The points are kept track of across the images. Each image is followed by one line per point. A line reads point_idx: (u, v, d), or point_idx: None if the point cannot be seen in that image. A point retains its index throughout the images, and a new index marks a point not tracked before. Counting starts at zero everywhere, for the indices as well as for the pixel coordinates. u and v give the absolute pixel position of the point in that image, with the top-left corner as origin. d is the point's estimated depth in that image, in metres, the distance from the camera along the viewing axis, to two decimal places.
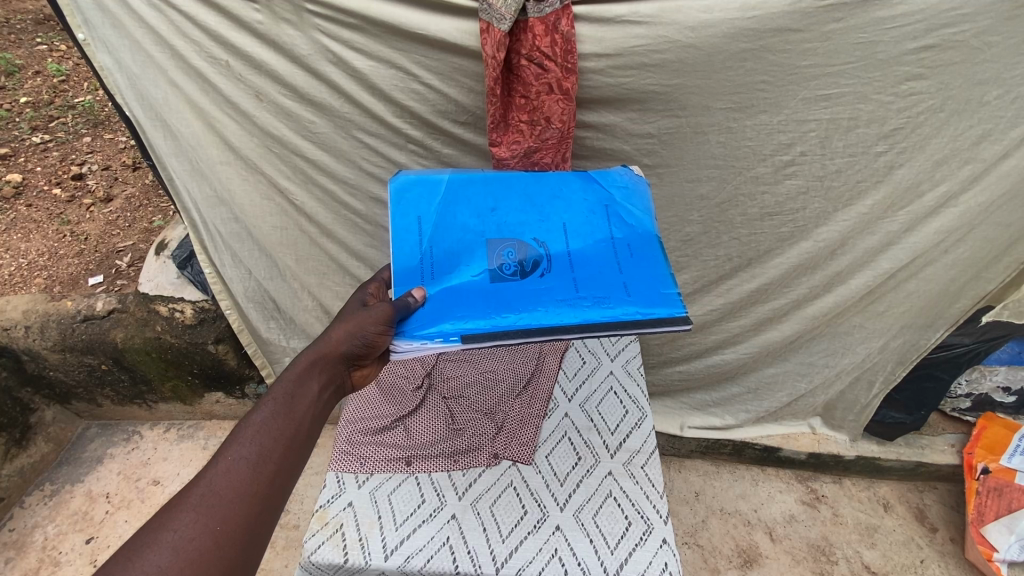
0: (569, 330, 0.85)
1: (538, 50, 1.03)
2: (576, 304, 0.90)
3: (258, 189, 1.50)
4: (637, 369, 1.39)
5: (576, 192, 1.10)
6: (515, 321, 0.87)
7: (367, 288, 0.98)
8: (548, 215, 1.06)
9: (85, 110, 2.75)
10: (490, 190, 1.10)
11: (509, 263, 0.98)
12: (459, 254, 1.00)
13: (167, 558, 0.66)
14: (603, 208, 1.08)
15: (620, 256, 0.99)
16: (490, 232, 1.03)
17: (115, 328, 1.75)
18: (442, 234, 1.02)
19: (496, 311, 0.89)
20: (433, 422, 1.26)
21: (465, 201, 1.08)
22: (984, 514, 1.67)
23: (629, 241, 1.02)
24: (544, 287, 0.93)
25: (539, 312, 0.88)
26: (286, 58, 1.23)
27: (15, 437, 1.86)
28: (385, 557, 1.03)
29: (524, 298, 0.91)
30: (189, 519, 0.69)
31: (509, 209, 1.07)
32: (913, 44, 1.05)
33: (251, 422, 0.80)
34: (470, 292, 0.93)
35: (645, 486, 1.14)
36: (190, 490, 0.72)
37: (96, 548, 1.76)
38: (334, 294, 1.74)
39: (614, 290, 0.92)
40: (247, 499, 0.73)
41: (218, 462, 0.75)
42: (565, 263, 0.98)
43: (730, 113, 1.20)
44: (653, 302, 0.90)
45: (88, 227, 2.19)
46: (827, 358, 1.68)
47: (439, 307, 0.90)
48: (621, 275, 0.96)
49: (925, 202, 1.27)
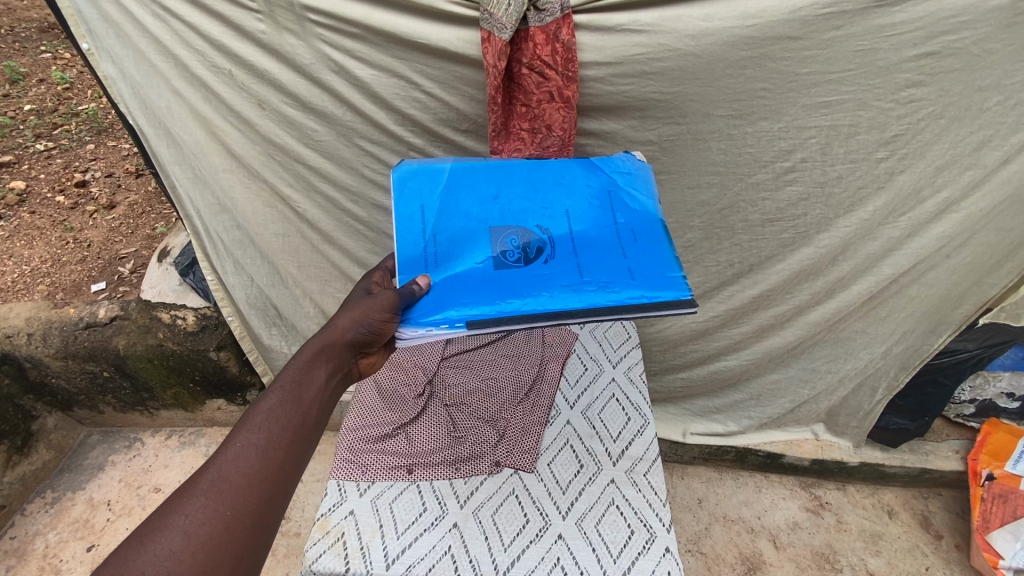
0: (573, 315, 0.86)
1: (538, 59, 1.03)
2: (580, 290, 0.90)
3: (259, 197, 1.51)
4: (638, 375, 1.39)
5: (579, 178, 1.10)
6: (519, 307, 0.87)
7: (371, 276, 0.98)
8: (551, 202, 1.06)
9: (89, 117, 2.77)
10: (493, 177, 1.10)
11: (512, 250, 0.98)
12: (463, 242, 0.99)
13: (179, 542, 0.66)
14: (606, 194, 1.08)
15: (624, 242, 0.99)
16: (494, 220, 1.03)
17: (117, 335, 1.74)
18: (445, 222, 1.02)
19: (501, 298, 0.89)
20: (434, 428, 1.25)
21: (468, 190, 1.08)
22: (988, 521, 1.66)
23: (632, 226, 1.03)
24: (548, 273, 0.93)
25: (543, 298, 0.89)
26: (289, 67, 1.24)
27: (16, 445, 1.86)
28: (387, 566, 1.02)
29: (528, 284, 0.91)
30: (201, 504, 0.69)
31: (512, 196, 1.07)
32: (913, 51, 1.05)
33: (258, 409, 0.79)
34: (473, 278, 0.93)
35: (647, 494, 1.13)
36: (199, 476, 0.72)
37: (97, 556, 1.75)
38: (335, 300, 1.75)
39: (619, 276, 0.92)
40: (255, 485, 0.73)
41: (226, 448, 0.75)
42: (568, 248, 0.98)
43: (730, 120, 1.20)
44: (657, 287, 0.90)
45: (91, 234, 2.20)
46: (829, 364, 1.68)
47: (442, 295, 0.90)
48: (625, 260, 0.96)
49: (926, 207, 1.27)
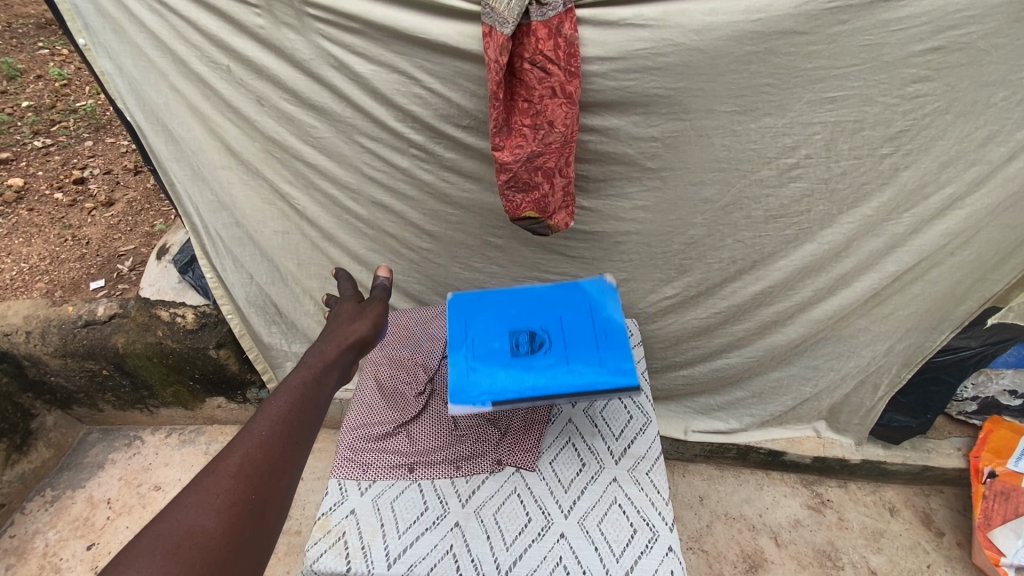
0: (563, 394, 1.07)
1: (541, 53, 1.01)
2: (570, 372, 1.11)
3: (258, 193, 1.50)
4: (641, 373, 1.39)
5: (576, 298, 1.28)
6: (528, 386, 1.09)
7: (373, 309, 0.99)
8: (557, 314, 1.25)
9: (87, 114, 2.76)
10: (511, 307, 1.28)
11: (524, 347, 1.17)
12: (488, 356, 1.16)
13: (209, 521, 0.59)
14: (591, 315, 1.24)
15: (601, 350, 1.15)
16: (514, 322, 1.24)
17: (116, 333, 1.73)
18: (473, 344, 1.20)
19: (515, 379, 1.11)
20: (435, 425, 1.24)
21: (492, 310, 1.27)
22: (990, 518, 1.65)
23: (609, 334, 1.19)
24: (548, 368, 1.12)
25: (544, 381, 1.09)
26: (287, 62, 1.24)
27: (15, 443, 1.85)
28: (388, 565, 1.02)
29: (534, 377, 1.10)
30: (230, 485, 0.62)
31: (529, 310, 1.27)
32: (920, 46, 1.05)
33: (276, 399, 0.73)
34: (496, 363, 1.15)
35: (650, 492, 1.13)
36: (222, 459, 0.65)
37: (96, 554, 1.73)
38: (335, 298, 1.74)
39: (596, 364, 1.13)
40: (283, 470, 0.66)
41: (251, 430, 0.68)
42: (564, 350, 1.16)
43: (733, 116, 1.19)
44: (621, 372, 1.10)
45: (89, 231, 2.19)
46: (831, 361, 1.67)
47: (473, 377, 1.13)
48: (600, 356, 1.14)
49: (931, 204, 1.26)
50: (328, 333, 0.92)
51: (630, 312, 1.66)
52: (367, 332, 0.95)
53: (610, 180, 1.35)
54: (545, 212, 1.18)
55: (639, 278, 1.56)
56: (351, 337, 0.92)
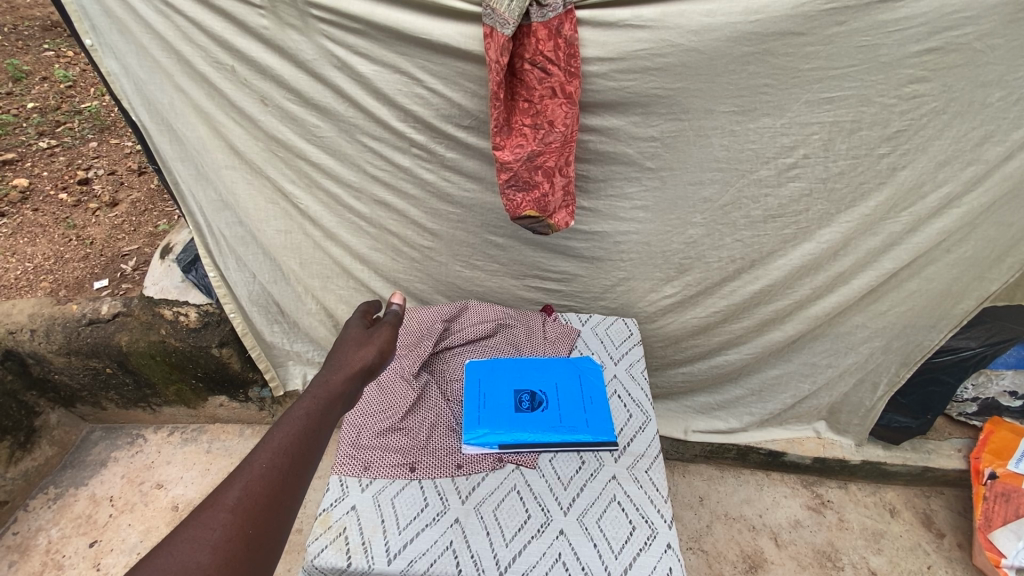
0: (555, 445, 1.20)
1: (541, 54, 1.01)
2: (560, 429, 1.22)
3: (262, 193, 1.52)
4: (639, 372, 1.43)
5: (566, 362, 1.40)
6: (526, 438, 1.21)
7: (381, 335, 1.01)
8: (547, 369, 1.37)
9: (92, 115, 2.79)
10: (509, 368, 1.36)
11: (523, 398, 1.28)
12: (492, 404, 1.26)
13: (206, 556, 0.58)
14: (578, 377, 1.35)
15: (586, 412, 1.26)
16: (512, 372, 1.35)
17: (120, 331, 1.74)
18: (479, 399, 1.27)
19: (518, 431, 1.22)
20: (437, 421, 1.25)
21: (493, 366, 1.37)
22: (991, 519, 1.64)
23: (592, 397, 1.30)
24: (546, 424, 1.24)
25: (541, 434, 1.21)
26: (291, 63, 1.25)
27: (19, 440, 1.85)
28: (388, 561, 1.02)
29: (531, 430, 1.22)
30: (228, 519, 0.62)
31: (523, 362, 1.39)
32: (916, 47, 1.06)
33: (281, 430, 0.73)
34: (500, 409, 1.25)
35: (649, 489, 1.14)
36: (225, 491, 0.65)
37: (100, 551, 1.73)
38: (337, 297, 1.75)
39: (581, 421, 1.24)
40: (283, 502, 0.66)
41: (252, 463, 0.68)
42: (557, 404, 1.28)
43: (731, 116, 1.21)
44: (602, 429, 1.23)
45: (93, 231, 2.21)
46: (830, 358, 1.67)
47: (481, 423, 1.23)
48: (585, 415, 1.26)
49: (928, 202, 1.27)
50: (334, 362, 0.92)
51: (629, 311, 1.67)
52: (373, 361, 0.95)
53: (609, 180, 1.36)
54: (545, 211, 1.18)
55: (638, 277, 1.57)
56: (356, 366, 0.92)
